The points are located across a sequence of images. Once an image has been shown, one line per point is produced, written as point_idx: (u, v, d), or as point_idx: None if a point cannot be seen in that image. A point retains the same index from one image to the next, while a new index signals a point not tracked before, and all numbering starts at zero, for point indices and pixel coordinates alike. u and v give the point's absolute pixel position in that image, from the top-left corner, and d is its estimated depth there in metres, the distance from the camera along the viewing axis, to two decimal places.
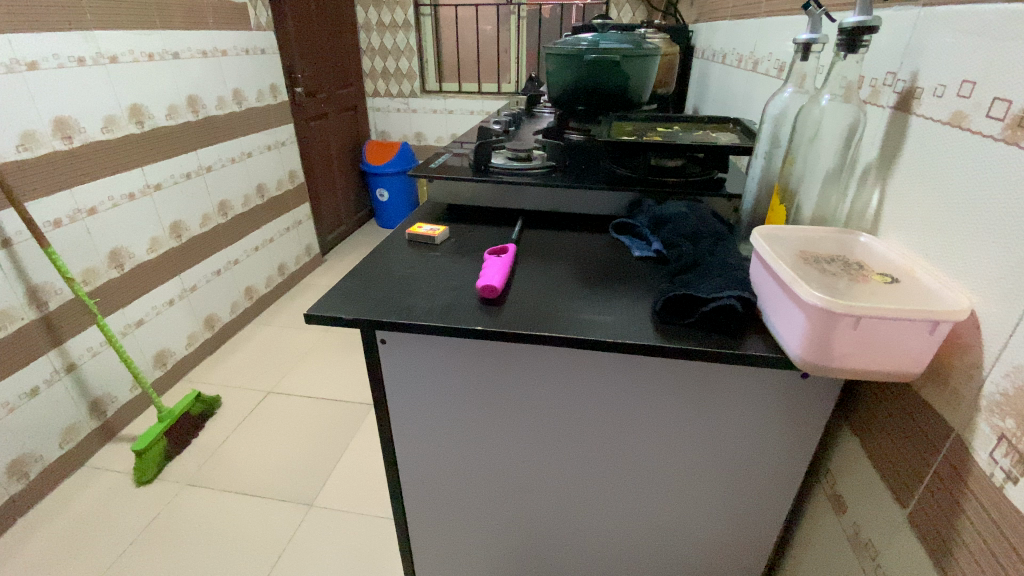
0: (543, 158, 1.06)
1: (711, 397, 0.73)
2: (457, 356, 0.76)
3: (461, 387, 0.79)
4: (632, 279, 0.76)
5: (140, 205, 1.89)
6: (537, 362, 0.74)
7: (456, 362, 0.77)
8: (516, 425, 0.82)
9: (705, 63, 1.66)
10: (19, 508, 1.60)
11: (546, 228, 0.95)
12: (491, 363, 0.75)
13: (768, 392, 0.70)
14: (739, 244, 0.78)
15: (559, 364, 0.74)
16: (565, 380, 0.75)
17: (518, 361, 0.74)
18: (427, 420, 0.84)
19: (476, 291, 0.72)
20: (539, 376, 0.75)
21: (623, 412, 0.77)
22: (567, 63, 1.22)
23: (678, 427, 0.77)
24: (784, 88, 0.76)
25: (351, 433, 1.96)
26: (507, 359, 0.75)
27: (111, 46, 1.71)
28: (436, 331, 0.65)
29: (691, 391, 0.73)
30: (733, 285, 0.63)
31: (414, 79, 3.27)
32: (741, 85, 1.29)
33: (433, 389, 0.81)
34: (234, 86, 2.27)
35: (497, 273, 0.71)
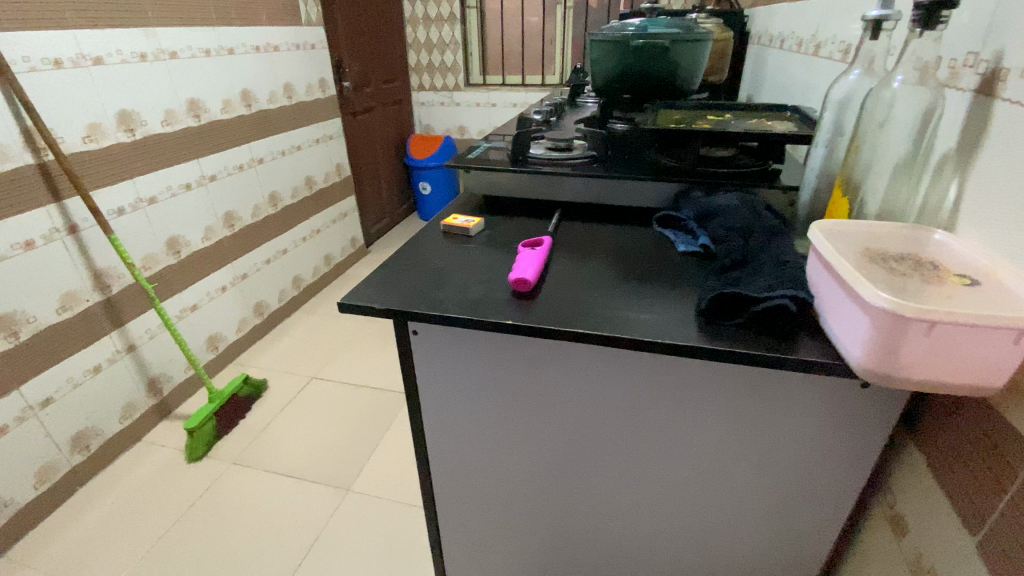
0: (584, 149, 1.02)
1: (757, 404, 0.68)
2: (488, 350, 0.74)
3: (491, 381, 0.77)
4: (674, 276, 0.72)
5: (197, 195, 1.97)
6: (570, 360, 0.71)
7: (488, 357, 0.75)
8: (549, 423, 0.80)
9: (762, 48, 1.56)
10: (82, 477, 1.71)
11: (586, 221, 0.92)
12: (524, 359, 0.73)
13: (823, 401, 0.65)
14: (795, 240, 0.72)
15: (593, 364, 0.71)
16: (600, 380, 0.72)
17: (552, 358, 0.72)
18: (459, 412, 0.83)
19: (509, 284, 0.69)
20: (573, 375, 0.73)
21: (661, 416, 0.73)
22: (612, 50, 1.17)
23: (721, 434, 0.72)
24: (849, 69, 0.69)
25: (389, 421, 1.99)
26: (540, 356, 0.72)
27: (170, 42, 1.79)
28: (467, 326, 0.63)
29: (736, 397, 0.68)
30: (787, 285, 0.58)
31: (459, 72, 3.27)
32: (800, 70, 1.20)
33: (465, 383, 0.80)
34: (285, 80, 2.34)
35: (531, 266, 0.69)
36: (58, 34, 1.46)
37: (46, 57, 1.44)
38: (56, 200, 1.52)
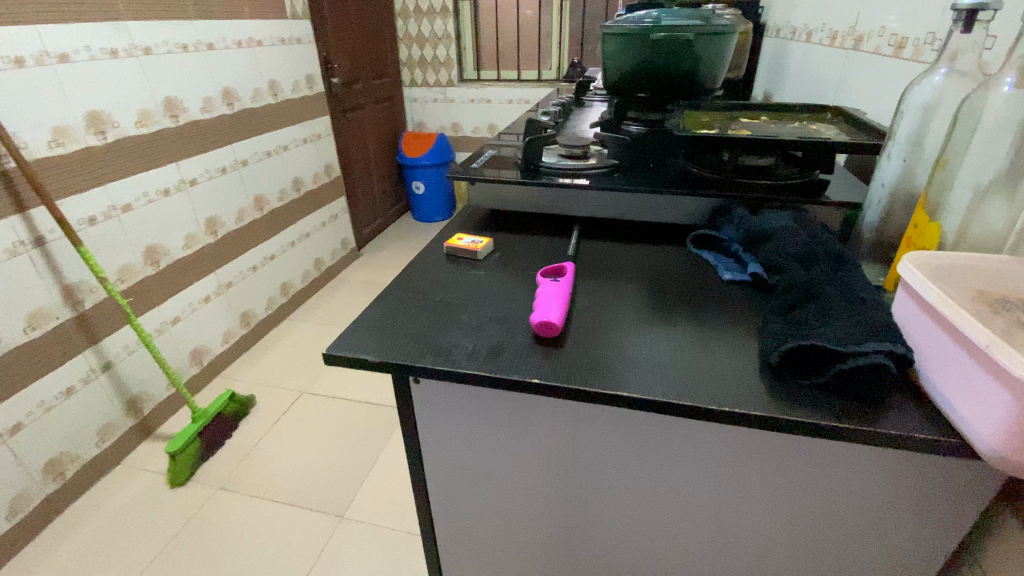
0: (603, 157, 0.91)
1: (832, 476, 0.56)
2: (503, 404, 0.62)
3: (504, 437, 0.66)
4: (722, 311, 0.61)
5: (176, 201, 1.84)
6: (601, 419, 0.59)
7: (500, 410, 0.63)
8: (572, 484, 0.68)
9: (782, 42, 1.45)
10: (56, 508, 1.58)
11: (608, 240, 0.80)
12: (546, 416, 0.61)
13: (921, 480, 0.52)
14: (864, 270, 0.61)
15: (630, 423, 0.59)
16: (637, 442, 0.60)
17: (579, 417, 0.60)
18: (467, 470, 0.71)
19: (529, 326, 0.57)
20: (604, 437, 0.61)
21: (710, 482, 0.61)
22: (627, 45, 1.06)
23: (784, 506, 0.60)
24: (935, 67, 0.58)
25: (386, 439, 1.88)
26: (566, 415, 0.60)
27: (144, 37, 1.66)
28: (482, 384, 0.51)
29: (801, 468, 0.56)
30: (878, 337, 0.47)
31: (452, 68, 3.14)
32: (833, 66, 1.09)
33: (473, 441, 0.68)
34: (270, 77, 2.20)
35: (555, 305, 0.57)
36: (18, 29, 1.32)
37: (6, 54, 1.31)
38: (19, 211, 1.39)
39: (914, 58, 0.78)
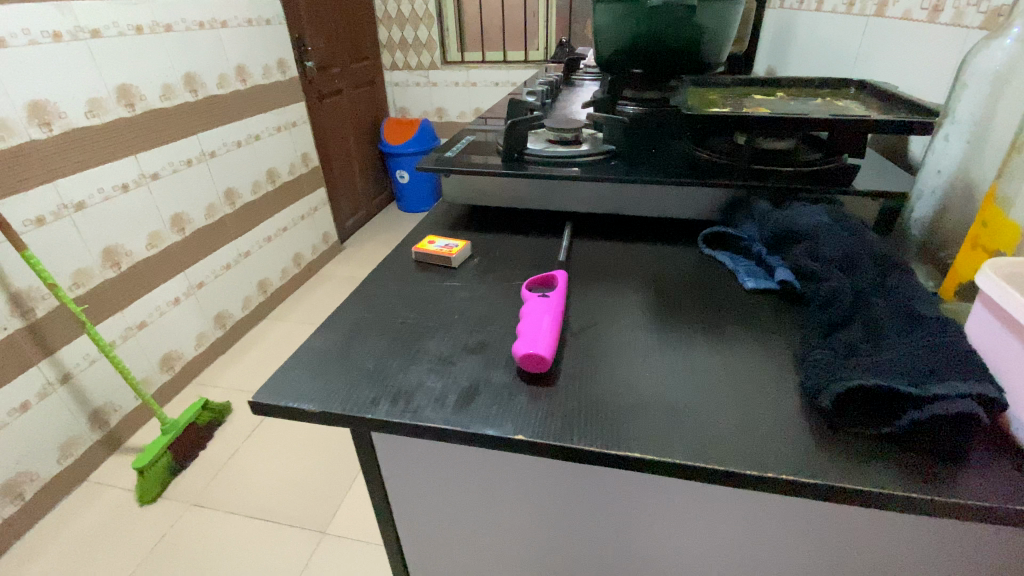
0: (597, 143, 0.79)
1: (897, 557, 0.44)
2: (480, 464, 0.50)
3: (483, 499, 0.53)
4: (746, 327, 0.51)
5: (136, 197, 1.68)
6: (606, 485, 0.47)
7: (478, 470, 0.51)
8: (567, 553, 0.56)
9: (788, 13, 1.33)
10: (14, 532, 1.46)
11: (606, 239, 0.69)
12: (533, 475, 0.49)
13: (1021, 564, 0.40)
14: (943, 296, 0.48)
15: (640, 489, 0.47)
16: (647, 505, 0.48)
17: (575, 481, 0.48)
18: (440, 533, 0.59)
19: (514, 357, 0.46)
20: (609, 503, 0.49)
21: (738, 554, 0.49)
22: (621, 14, 0.93)
23: None
24: (1008, 26, 0.49)
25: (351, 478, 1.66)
26: (556, 472, 0.48)
27: (92, 18, 1.49)
28: (452, 440, 0.40)
29: (857, 548, 0.44)
30: (956, 372, 0.36)
31: (434, 49, 2.97)
32: (850, 36, 0.98)
33: (448, 504, 0.55)
34: (236, 62, 2.03)
35: (546, 332, 0.46)
36: None
37: None
38: None
39: (955, 22, 0.67)
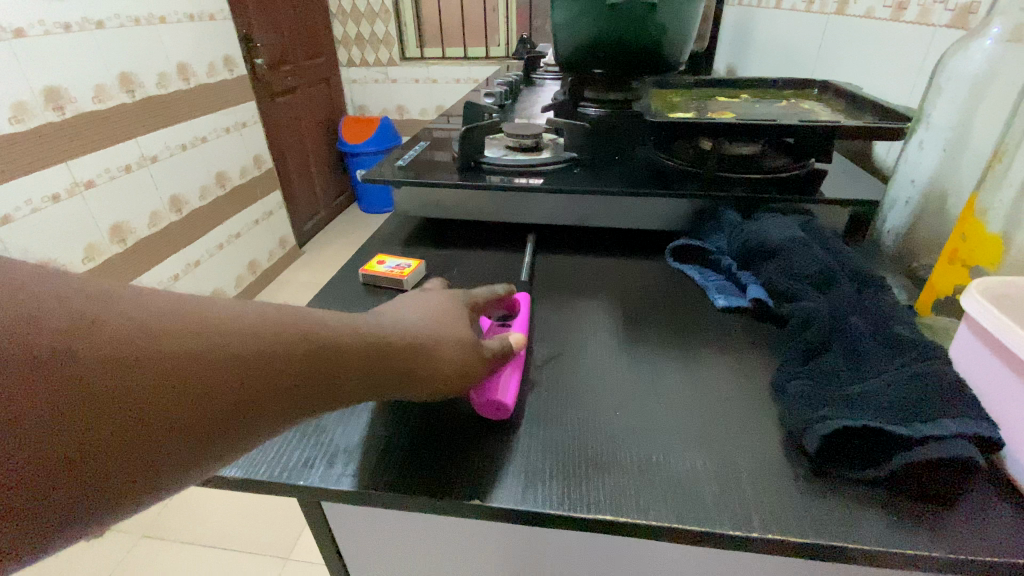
0: (559, 150, 0.75)
1: None
2: (440, 535, 0.43)
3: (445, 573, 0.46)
4: (722, 351, 0.47)
5: (70, 208, 1.48)
6: (579, 555, 0.41)
7: (436, 547, 0.44)
8: None
9: (747, 10, 1.31)
10: None
11: (572, 253, 0.65)
12: (492, 547, 0.43)
13: None
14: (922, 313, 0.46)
15: (614, 558, 0.41)
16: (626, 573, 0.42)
17: (529, 549, 0.42)
18: None
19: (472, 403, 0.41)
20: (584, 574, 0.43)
21: None
22: (581, 12, 0.89)
23: None
24: (987, 28, 0.48)
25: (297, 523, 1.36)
26: (519, 545, 0.42)
27: (13, 15, 1.31)
28: (390, 504, 0.36)
29: None
30: (949, 406, 0.34)
31: (392, 45, 2.86)
32: (811, 34, 0.96)
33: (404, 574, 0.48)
34: (178, 59, 1.85)
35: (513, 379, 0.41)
36: None
37: None
38: None
39: (921, 21, 0.65)
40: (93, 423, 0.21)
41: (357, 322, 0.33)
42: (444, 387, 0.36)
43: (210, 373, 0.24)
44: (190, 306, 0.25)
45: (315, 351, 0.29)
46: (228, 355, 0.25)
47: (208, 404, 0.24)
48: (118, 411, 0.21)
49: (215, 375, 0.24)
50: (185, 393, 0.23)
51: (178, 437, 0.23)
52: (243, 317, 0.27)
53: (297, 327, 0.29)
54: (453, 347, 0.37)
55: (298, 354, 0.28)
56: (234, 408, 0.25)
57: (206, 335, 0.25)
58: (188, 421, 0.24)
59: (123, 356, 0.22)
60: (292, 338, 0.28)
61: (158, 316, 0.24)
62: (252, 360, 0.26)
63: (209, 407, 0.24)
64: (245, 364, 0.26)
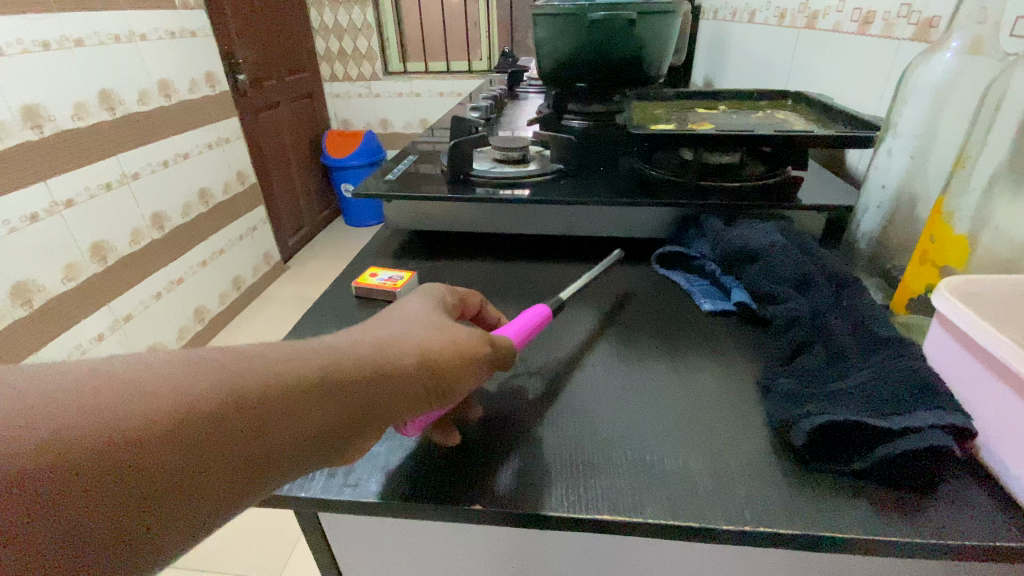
0: (546, 162, 0.76)
1: None
2: (439, 542, 0.43)
3: None
4: (709, 352, 0.49)
5: (48, 226, 1.46)
6: (577, 556, 0.42)
7: (437, 554, 0.44)
8: None
9: (722, 23, 1.36)
10: None
11: (561, 260, 0.66)
12: (490, 552, 0.43)
13: None
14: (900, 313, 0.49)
15: (611, 559, 0.42)
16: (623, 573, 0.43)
17: (525, 551, 0.43)
18: None
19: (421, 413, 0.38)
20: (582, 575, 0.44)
21: None
22: (562, 28, 0.91)
23: None
24: (946, 41, 0.51)
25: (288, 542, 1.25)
26: (516, 549, 0.43)
27: None
28: (391, 512, 0.37)
29: None
30: (924, 398, 0.36)
31: (375, 60, 2.87)
32: (783, 47, 1.00)
33: None
34: (160, 76, 1.84)
35: None
36: None
37: None
38: None
39: (886, 34, 0.69)
40: (40, 553, 0.20)
41: (319, 357, 0.30)
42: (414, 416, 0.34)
43: (157, 474, 0.23)
44: (130, 392, 0.24)
45: (280, 419, 0.27)
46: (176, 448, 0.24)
47: (162, 505, 0.23)
48: (62, 535, 0.21)
49: (164, 473, 0.23)
50: (132, 496, 0.23)
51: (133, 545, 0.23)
52: (194, 389, 0.25)
53: (255, 384, 0.27)
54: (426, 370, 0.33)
55: (261, 422, 0.26)
56: (190, 500, 0.24)
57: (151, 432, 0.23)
58: (142, 529, 0.23)
59: (55, 478, 0.21)
60: (251, 407, 0.26)
61: (95, 416, 0.22)
62: (208, 449, 0.25)
63: (162, 505, 0.23)
64: (199, 451, 0.24)
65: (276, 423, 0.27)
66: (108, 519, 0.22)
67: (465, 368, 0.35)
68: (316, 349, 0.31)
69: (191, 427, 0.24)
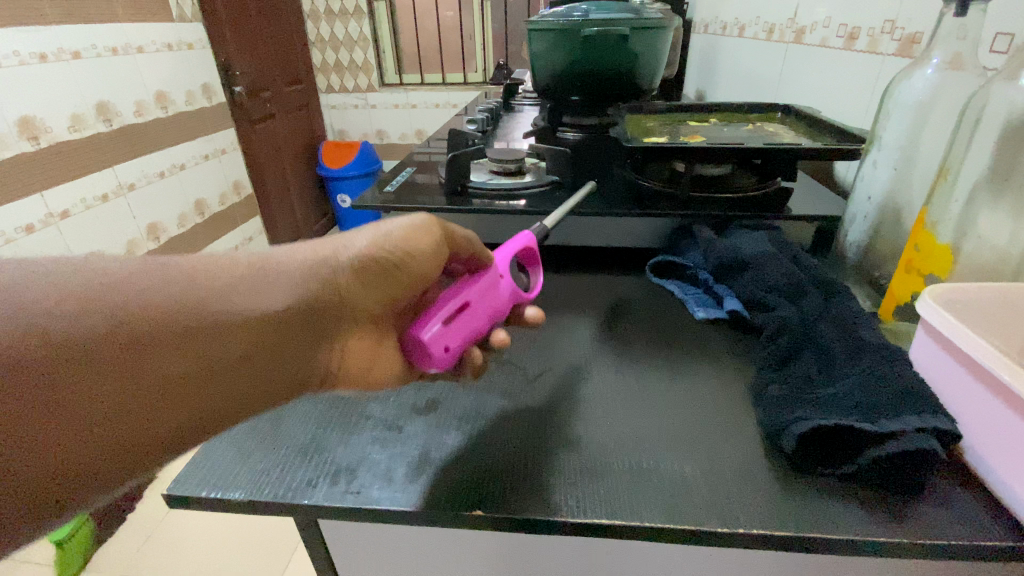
0: (542, 174, 0.78)
1: None
2: (437, 548, 0.44)
3: None
4: (702, 360, 0.50)
5: (43, 238, 1.46)
6: (573, 561, 0.43)
7: (435, 559, 0.45)
8: None
9: (713, 37, 1.38)
10: None
11: (556, 269, 0.67)
12: (488, 558, 0.44)
13: None
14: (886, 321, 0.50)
15: (606, 564, 0.42)
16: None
17: (522, 555, 0.43)
18: None
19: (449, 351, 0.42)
20: None
21: None
22: (557, 43, 0.93)
23: None
24: (928, 57, 0.52)
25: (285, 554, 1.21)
26: (513, 555, 0.43)
27: None
28: (420, 520, 0.37)
29: None
30: (910, 403, 0.37)
31: (372, 71, 2.84)
32: (772, 61, 1.02)
33: None
34: (156, 88, 1.85)
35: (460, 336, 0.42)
36: None
37: None
38: None
39: (871, 49, 0.71)
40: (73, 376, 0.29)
41: (266, 268, 0.37)
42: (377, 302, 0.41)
43: (127, 370, 0.30)
44: (102, 302, 0.31)
45: (229, 329, 0.34)
46: (143, 351, 0.31)
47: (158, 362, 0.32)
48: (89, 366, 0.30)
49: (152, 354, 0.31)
50: (129, 368, 0.31)
51: (118, 425, 0.30)
52: (152, 302, 0.32)
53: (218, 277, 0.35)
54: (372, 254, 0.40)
55: (214, 335, 0.33)
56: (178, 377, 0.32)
57: (120, 336, 0.30)
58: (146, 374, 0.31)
59: (44, 368, 0.28)
60: (202, 319, 0.33)
61: (101, 307, 0.31)
62: (169, 353, 0.32)
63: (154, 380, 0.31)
64: (159, 355, 0.31)
65: (225, 332, 0.34)
66: (93, 400, 0.29)
67: (413, 253, 0.41)
68: (263, 262, 0.38)
69: (151, 334, 0.31)
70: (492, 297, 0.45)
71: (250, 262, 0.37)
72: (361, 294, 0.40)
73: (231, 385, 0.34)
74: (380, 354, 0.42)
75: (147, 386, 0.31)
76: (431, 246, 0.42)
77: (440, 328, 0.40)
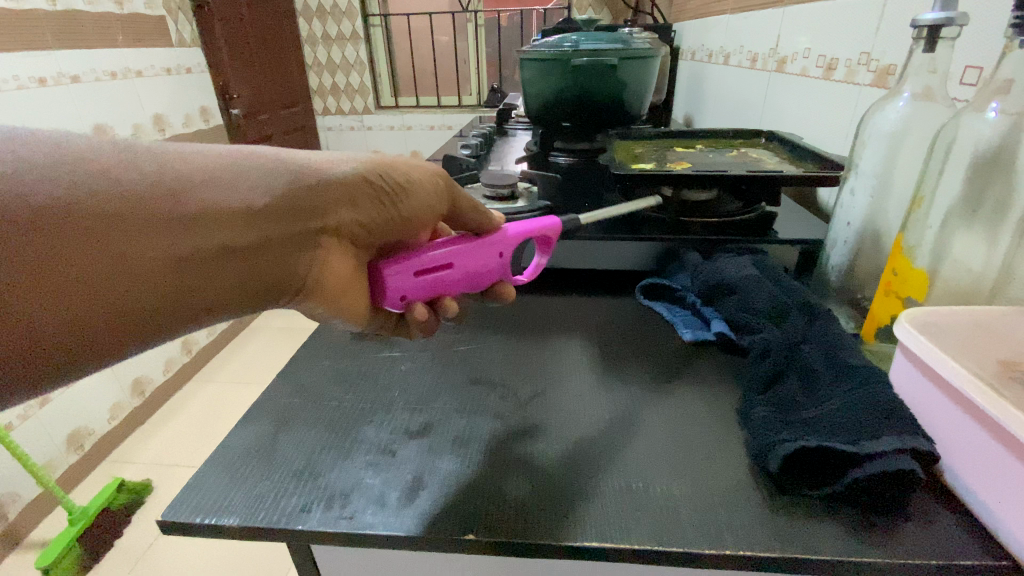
0: (534, 198, 0.79)
1: None
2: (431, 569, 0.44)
3: None
4: (689, 381, 0.51)
5: None
6: None
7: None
8: None
9: (700, 64, 1.42)
10: None
11: (548, 291, 0.68)
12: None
13: None
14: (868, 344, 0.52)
15: None
16: None
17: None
18: None
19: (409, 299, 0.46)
20: None
21: None
22: (548, 71, 0.96)
23: None
24: (900, 91, 0.55)
25: None
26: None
27: None
28: (417, 545, 0.37)
29: None
30: (890, 425, 0.38)
31: (368, 94, 2.88)
32: (756, 89, 1.05)
33: None
34: (154, 111, 1.88)
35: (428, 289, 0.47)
36: None
37: None
38: None
39: (848, 80, 0.74)
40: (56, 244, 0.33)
41: (242, 176, 0.39)
42: (375, 217, 0.45)
43: (91, 266, 0.34)
44: (66, 192, 0.34)
45: (193, 242, 0.37)
46: (110, 246, 0.34)
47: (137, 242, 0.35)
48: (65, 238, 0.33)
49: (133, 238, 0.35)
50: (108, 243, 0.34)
51: (80, 310, 0.34)
52: (117, 204, 0.34)
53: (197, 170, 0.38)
54: (369, 174, 0.44)
55: (182, 242, 0.36)
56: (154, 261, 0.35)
57: (82, 232, 0.33)
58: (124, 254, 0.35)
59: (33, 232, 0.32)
60: (171, 225, 0.36)
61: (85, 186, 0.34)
62: (131, 255, 0.35)
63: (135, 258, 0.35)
64: (120, 254, 0.34)
65: (191, 242, 0.37)
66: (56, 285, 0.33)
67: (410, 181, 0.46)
68: (247, 171, 0.40)
69: (113, 233, 0.34)
70: (476, 269, 0.48)
71: (234, 166, 0.39)
72: (352, 215, 0.44)
73: (191, 291, 0.37)
74: (359, 280, 0.46)
75: (115, 279, 0.34)
76: (432, 183, 0.47)
77: (413, 278, 0.45)
